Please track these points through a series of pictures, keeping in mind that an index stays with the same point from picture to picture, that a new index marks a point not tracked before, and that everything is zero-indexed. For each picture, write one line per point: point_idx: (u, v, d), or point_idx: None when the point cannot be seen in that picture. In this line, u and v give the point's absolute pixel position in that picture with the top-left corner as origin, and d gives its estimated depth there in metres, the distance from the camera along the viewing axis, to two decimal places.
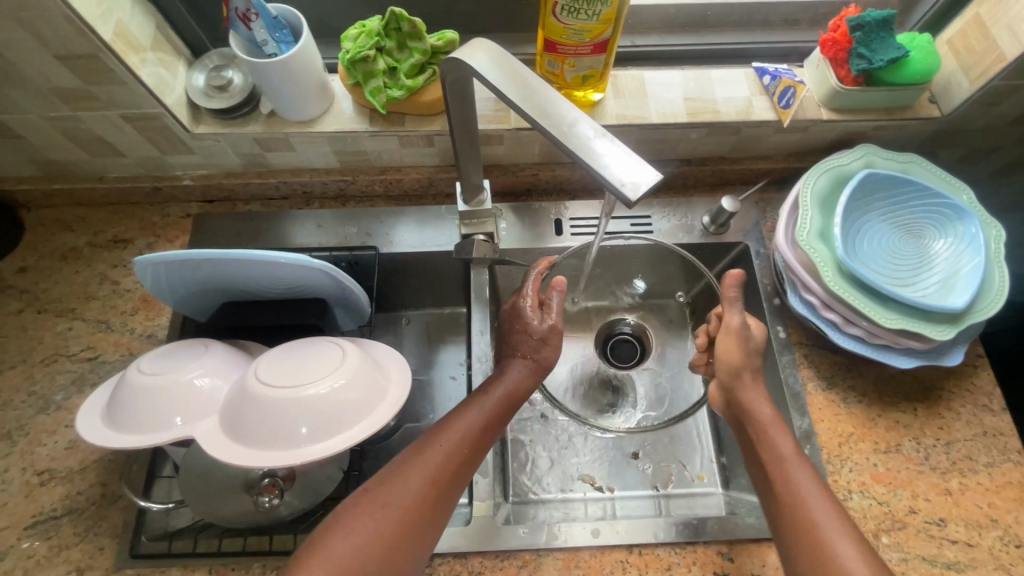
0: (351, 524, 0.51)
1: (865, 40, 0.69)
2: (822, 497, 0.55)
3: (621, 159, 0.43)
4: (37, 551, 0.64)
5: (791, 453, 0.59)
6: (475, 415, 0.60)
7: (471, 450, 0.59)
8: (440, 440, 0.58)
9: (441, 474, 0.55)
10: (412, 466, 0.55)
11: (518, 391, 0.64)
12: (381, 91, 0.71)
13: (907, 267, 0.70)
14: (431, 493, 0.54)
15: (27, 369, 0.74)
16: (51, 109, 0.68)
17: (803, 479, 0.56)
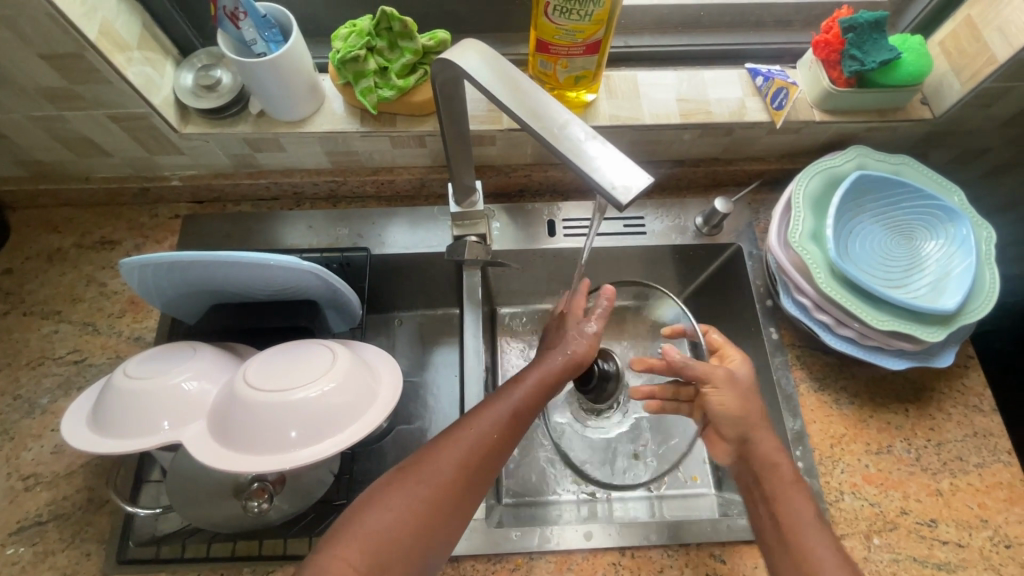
0: (387, 499, 0.50)
1: (858, 42, 0.68)
2: (819, 525, 0.57)
3: (613, 161, 0.42)
4: (22, 557, 0.63)
5: (792, 482, 0.60)
6: (513, 397, 0.58)
7: (511, 434, 0.57)
8: (478, 420, 0.56)
9: (478, 457, 0.54)
10: (449, 446, 0.54)
11: (558, 376, 0.61)
12: (372, 92, 0.70)
13: (908, 265, 0.70)
14: (466, 476, 0.53)
15: (12, 372, 0.73)
16: (36, 109, 0.67)
17: (803, 508, 0.58)
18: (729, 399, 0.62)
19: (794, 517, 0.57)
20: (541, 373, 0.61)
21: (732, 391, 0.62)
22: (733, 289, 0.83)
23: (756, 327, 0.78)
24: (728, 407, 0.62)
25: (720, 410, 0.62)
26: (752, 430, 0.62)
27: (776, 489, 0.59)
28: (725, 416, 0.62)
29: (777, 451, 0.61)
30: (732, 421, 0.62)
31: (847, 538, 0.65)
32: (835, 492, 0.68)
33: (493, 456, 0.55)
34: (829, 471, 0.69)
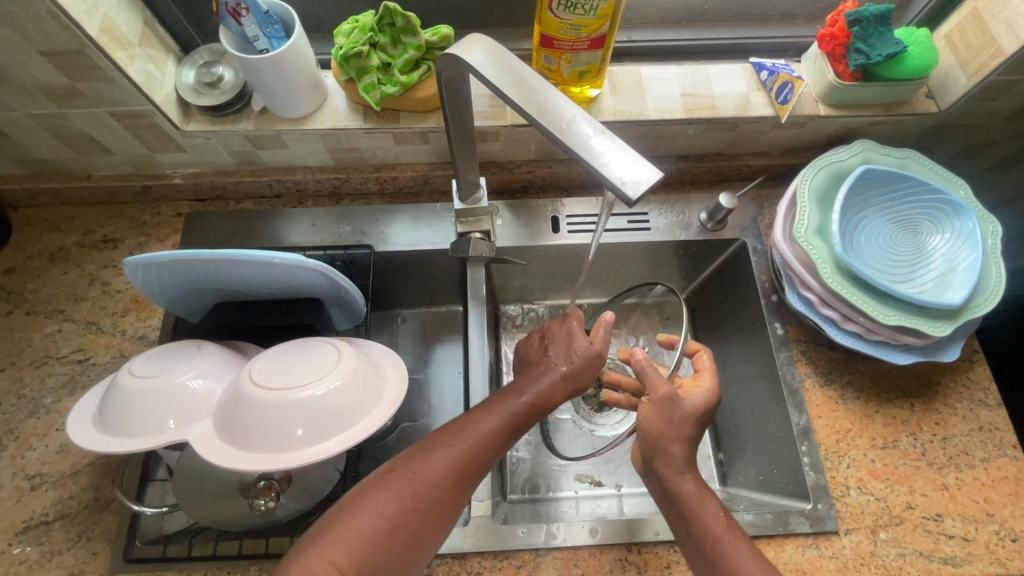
0: (372, 504, 0.51)
1: (863, 35, 0.68)
2: (733, 535, 0.56)
3: (620, 157, 0.42)
4: (29, 557, 0.63)
5: (698, 495, 0.59)
6: (506, 407, 0.58)
7: (500, 441, 0.57)
8: (469, 427, 0.56)
9: (468, 464, 0.55)
10: (438, 451, 0.55)
11: (549, 397, 0.59)
12: (375, 88, 0.70)
13: (900, 260, 0.70)
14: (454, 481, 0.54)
15: (15, 372, 0.73)
16: (36, 107, 0.66)
17: (716, 521, 0.57)
18: (652, 418, 0.61)
19: (706, 530, 0.56)
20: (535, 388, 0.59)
21: (662, 408, 0.62)
22: (737, 284, 0.83)
23: (761, 322, 0.78)
24: (648, 425, 0.62)
25: (641, 423, 0.62)
26: (663, 449, 0.61)
27: (688, 500, 0.58)
28: (645, 431, 0.62)
29: (679, 470, 0.60)
30: (649, 437, 0.61)
31: (852, 533, 0.65)
32: (840, 487, 0.68)
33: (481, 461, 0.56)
34: (835, 466, 0.69)
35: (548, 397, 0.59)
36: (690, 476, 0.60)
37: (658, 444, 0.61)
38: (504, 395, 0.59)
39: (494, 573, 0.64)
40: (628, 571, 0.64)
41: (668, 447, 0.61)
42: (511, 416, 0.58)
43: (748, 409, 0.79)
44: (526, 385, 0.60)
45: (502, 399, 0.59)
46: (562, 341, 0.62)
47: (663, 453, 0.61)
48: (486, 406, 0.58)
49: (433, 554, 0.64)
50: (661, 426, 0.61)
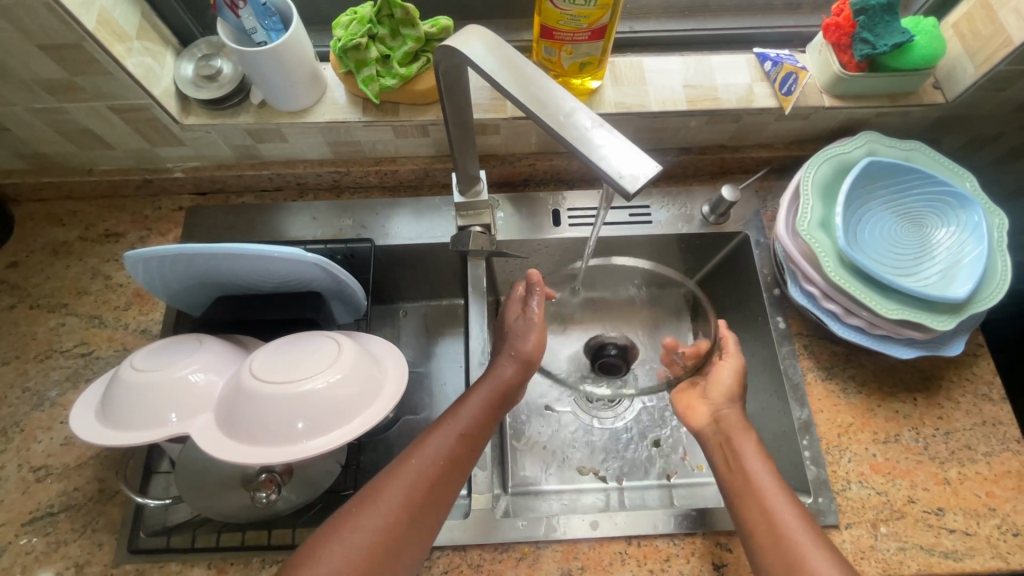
0: (329, 550, 0.50)
1: (869, 24, 0.67)
2: (776, 485, 0.58)
3: (620, 150, 0.42)
4: (35, 547, 0.64)
5: (755, 445, 0.62)
6: (460, 421, 0.60)
7: (459, 463, 0.58)
8: (429, 448, 0.57)
9: (427, 490, 0.55)
10: (401, 477, 0.54)
11: (510, 391, 0.64)
12: (374, 81, 0.69)
13: (895, 262, 0.69)
14: (420, 503, 0.54)
15: (20, 365, 0.74)
16: (36, 101, 0.66)
17: (764, 474, 0.59)
18: (727, 374, 0.68)
19: (753, 480, 0.58)
20: (484, 394, 0.62)
21: (734, 369, 0.69)
22: (739, 278, 0.83)
23: (763, 317, 0.77)
24: (723, 380, 0.68)
25: (715, 379, 0.69)
26: (731, 405, 0.66)
27: (737, 446, 0.62)
28: (716, 386, 0.68)
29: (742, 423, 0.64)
30: (722, 390, 0.67)
31: (853, 526, 0.65)
32: (841, 481, 0.67)
33: (447, 482, 0.56)
34: (836, 460, 0.69)
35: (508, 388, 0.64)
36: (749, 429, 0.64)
37: (727, 403, 0.66)
38: (454, 410, 0.61)
39: (495, 565, 0.64)
40: (628, 563, 0.64)
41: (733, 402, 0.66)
42: (465, 432, 0.59)
43: (750, 402, 0.79)
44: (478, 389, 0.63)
45: (458, 417, 0.60)
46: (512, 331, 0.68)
47: (730, 409, 0.65)
48: (438, 426, 0.59)
49: (434, 546, 0.64)
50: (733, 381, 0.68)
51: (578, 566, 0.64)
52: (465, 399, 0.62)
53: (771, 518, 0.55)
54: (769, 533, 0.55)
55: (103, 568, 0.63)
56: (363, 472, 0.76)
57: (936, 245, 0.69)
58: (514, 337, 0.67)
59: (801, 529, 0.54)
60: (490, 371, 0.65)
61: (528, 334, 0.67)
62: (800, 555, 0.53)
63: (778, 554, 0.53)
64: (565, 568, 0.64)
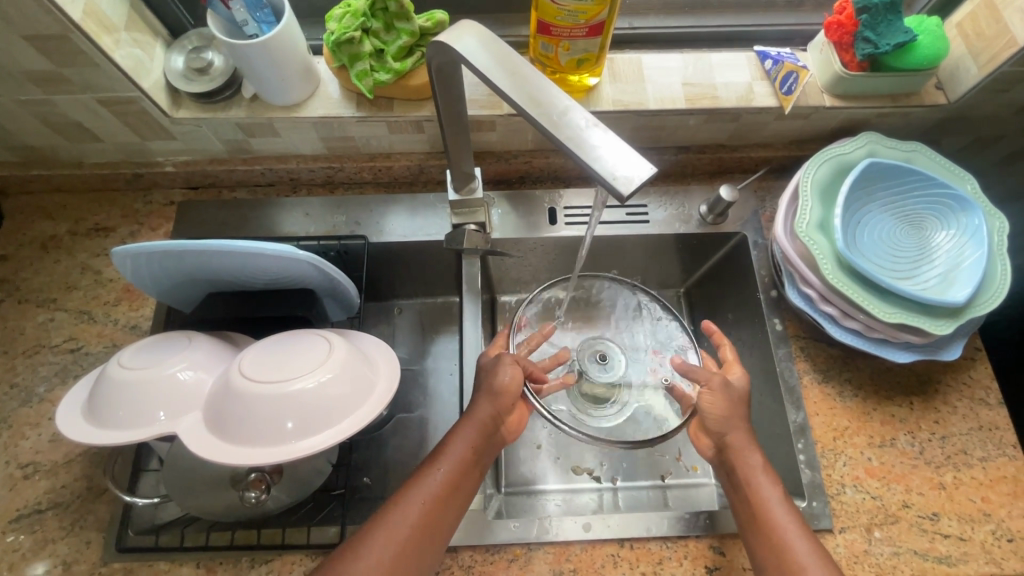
0: None
1: (871, 23, 0.66)
2: (790, 518, 0.57)
3: (614, 151, 0.41)
4: (23, 545, 0.63)
5: (764, 471, 0.61)
6: (450, 457, 0.59)
7: (452, 500, 0.57)
8: (416, 491, 0.56)
9: (420, 531, 0.54)
10: (390, 519, 0.54)
11: (494, 426, 0.62)
12: (367, 75, 0.68)
13: (895, 268, 0.68)
14: (413, 543, 0.54)
15: (8, 360, 0.73)
16: (23, 92, 0.65)
17: (777, 506, 0.58)
18: (717, 402, 0.64)
19: (767, 515, 0.58)
20: (470, 435, 0.61)
21: (722, 393, 0.64)
22: (737, 277, 0.82)
23: (760, 318, 0.77)
24: (714, 409, 0.64)
25: (708, 409, 0.64)
26: (733, 430, 0.63)
27: (748, 479, 0.60)
28: (712, 415, 0.64)
29: (748, 444, 0.62)
30: (716, 419, 0.64)
31: (847, 531, 0.65)
32: (836, 485, 0.67)
33: (438, 523, 0.56)
34: (831, 463, 0.68)
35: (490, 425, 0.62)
36: (756, 451, 0.62)
37: (728, 428, 0.63)
38: (440, 451, 0.60)
39: (486, 566, 0.64)
40: (620, 566, 0.64)
41: (736, 425, 0.63)
42: (457, 469, 0.59)
43: None
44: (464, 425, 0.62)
45: (447, 453, 0.60)
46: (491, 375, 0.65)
47: (733, 435, 0.63)
48: (425, 466, 0.59)
49: None
50: (725, 406, 0.64)
51: (570, 568, 0.64)
52: (449, 441, 0.61)
53: (784, 552, 0.55)
54: (780, 567, 0.55)
55: (91, 567, 0.63)
56: (355, 471, 0.75)
57: (935, 249, 0.68)
58: (485, 375, 0.66)
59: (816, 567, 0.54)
60: (468, 412, 0.63)
61: (498, 370, 0.65)
62: None
63: None
64: (556, 570, 0.64)
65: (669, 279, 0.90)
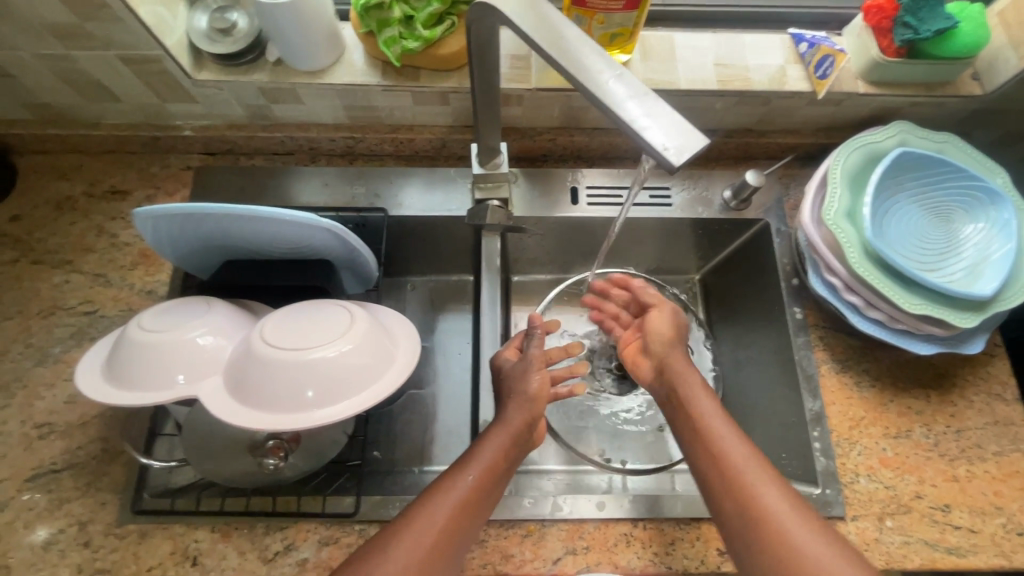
0: None
1: (913, 8, 0.64)
2: (729, 428, 0.57)
3: (663, 121, 0.40)
4: (38, 503, 0.64)
5: (700, 387, 0.61)
6: (481, 462, 0.57)
7: (479, 507, 0.55)
8: (445, 494, 0.54)
9: (447, 536, 0.52)
10: (418, 523, 0.52)
11: (522, 434, 0.60)
12: (395, 42, 0.66)
13: (923, 260, 0.68)
14: (440, 550, 0.51)
15: (23, 321, 0.72)
16: (43, 46, 0.63)
17: (712, 416, 0.58)
18: (664, 322, 0.69)
19: (705, 424, 0.57)
20: (499, 442, 0.59)
21: (671, 318, 0.69)
22: (755, 265, 0.82)
23: (779, 306, 0.76)
24: (660, 326, 0.68)
25: (653, 327, 0.69)
26: (672, 353, 0.66)
27: (688, 395, 0.60)
28: (658, 334, 0.68)
29: (687, 363, 0.64)
30: (662, 341, 0.67)
31: (859, 519, 0.65)
32: (850, 473, 0.67)
33: (464, 529, 0.54)
34: (845, 452, 0.68)
35: (520, 438, 0.60)
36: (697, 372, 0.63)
37: (669, 349, 0.66)
38: (470, 456, 0.58)
39: (499, 541, 0.64)
40: (633, 545, 0.64)
41: (675, 346, 0.67)
42: (487, 475, 0.56)
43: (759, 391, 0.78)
44: (494, 429, 0.60)
45: (477, 458, 0.57)
46: (514, 379, 0.64)
47: (671, 356, 0.65)
48: (455, 470, 0.57)
49: None
50: (670, 328, 0.68)
51: (582, 546, 0.64)
52: (478, 445, 0.59)
53: (722, 458, 0.54)
54: (717, 472, 0.54)
55: (106, 527, 0.63)
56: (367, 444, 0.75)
57: (962, 243, 0.67)
58: (512, 382, 0.64)
59: (753, 471, 0.53)
60: (499, 419, 0.62)
61: (527, 376, 0.64)
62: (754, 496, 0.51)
63: (731, 502, 0.52)
64: (569, 547, 0.64)
65: (686, 265, 0.90)
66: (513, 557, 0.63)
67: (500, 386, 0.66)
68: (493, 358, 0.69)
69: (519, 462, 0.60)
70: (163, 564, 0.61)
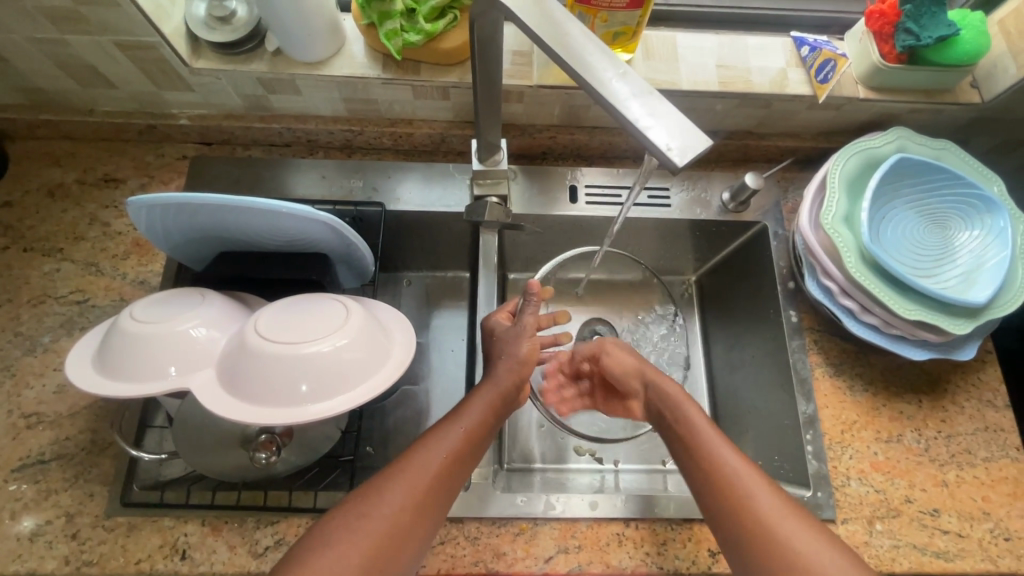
0: (335, 538, 0.48)
1: (915, 14, 0.65)
2: (712, 429, 0.58)
3: (666, 120, 0.39)
4: (25, 494, 0.63)
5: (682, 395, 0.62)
6: (471, 415, 0.58)
7: (468, 455, 0.56)
8: (436, 442, 0.55)
9: (438, 482, 0.53)
10: (410, 467, 0.53)
11: (512, 389, 0.61)
12: (397, 35, 0.65)
13: (916, 261, 0.68)
14: (432, 494, 0.52)
15: (12, 309, 0.71)
16: (38, 30, 0.62)
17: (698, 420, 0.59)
18: (624, 357, 0.68)
19: (692, 425, 0.59)
20: (487, 397, 0.60)
21: (622, 350, 0.68)
22: (752, 269, 0.82)
23: (775, 309, 0.77)
24: (624, 364, 0.67)
25: (619, 370, 0.67)
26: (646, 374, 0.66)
27: (672, 402, 0.62)
28: (625, 372, 0.67)
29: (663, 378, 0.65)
30: (631, 375, 0.66)
31: (849, 522, 0.65)
32: (841, 477, 0.68)
33: (454, 477, 0.54)
34: (837, 456, 0.69)
35: (508, 394, 0.61)
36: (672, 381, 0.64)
37: (642, 371, 0.66)
38: (460, 409, 0.59)
39: (491, 538, 0.64)
40: (624, 545, 0.64)
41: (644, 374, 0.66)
42: (477, 427, 0.58)
43: (752, 394, 0.78)
44: (486, 384, 0.61)
45: (467, 411, 0.58)
46: (504, 340, 0.64)
47: (648, 377, 0.65)
48: (446, 422, 0.58)
49: None
50: (634, 360, 0.67)
51: (574, 545, 0.64)
52: (468, 400, 0.60)
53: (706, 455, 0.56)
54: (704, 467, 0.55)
55: (94, 519, 0.62)
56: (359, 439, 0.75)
57: (957, 249, 0.68)
58: (503, 345, 0.64)
59: (741, 467, 0.54)
60: (488, 377, 0.62)
61: (519, 340, 0.63)
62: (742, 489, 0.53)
63: (719, 495, 0.53)
64: (562, 546, 0.64)
65: (682, 267, 0.90)
66: (504, 555, 0.63)
67: (489, 348, 0.66)
68: (485, 321, 0.69)
69: (506, 417, 0.61)
70: (152, 557, 0.61)
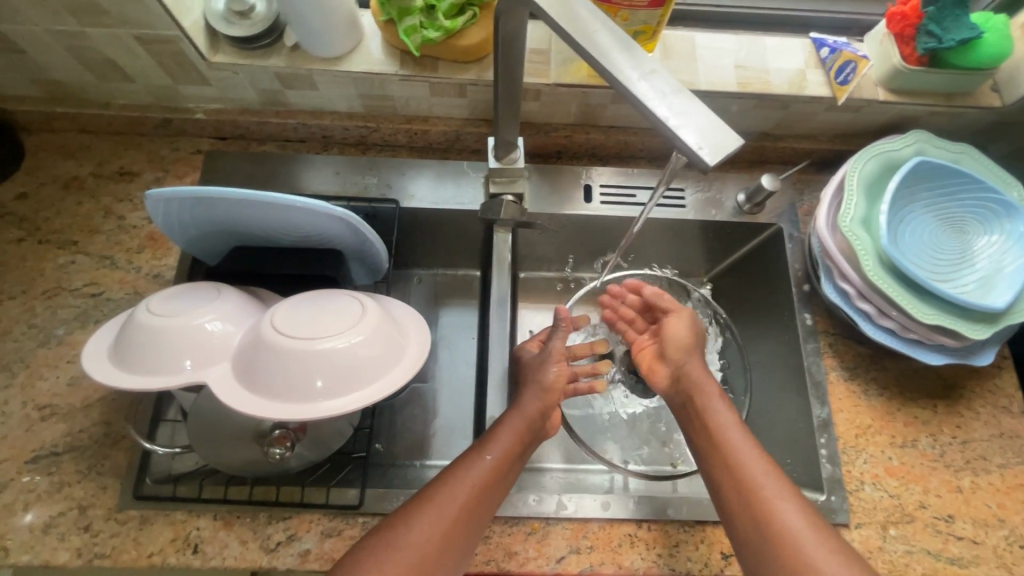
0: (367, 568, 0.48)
1: (938, 16, 0.64)
2: (742, 433, 0.58)
3: (696, 118, 0.39)
4: (39, 485, 0.63)
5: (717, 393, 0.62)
6: (499, 445, 0.58)
7: (497, 485, 0.56)
8: (465, 472, 0.55)
9: (467, 513, 0.53)
10: (440, 497, 0.53)
11: (536, 418, 0.62)
12: (416, 32, 0.65)
13: (934, 264, 0.68)
14: (462, 525, 0.52)
15: (27, 301, 0.71)
16: (58, 23, 0.62)
17: (728, 422, 0.59)
18: (682, 327, 0.69)
19: (718, 430, 0.58)
20: (514, 427, 0.60)
21: (688, 323, 0.70)
22: (766, 271, 0.81)
23: (790, 310, 0.76)
24: (678, 333, 0.69)
25: (672, 335, 0.69)
26: (689, 360, 0.67)
27: (705, 401, 0.61)
28: (676, 342, 0.68)
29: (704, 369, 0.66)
30: (677, 346, 0.68)
31: (863, 527, 0.65)
32: (855, 481, 0.67)
33: (482, 508, 0.54)
34: (851, 460, 0.68)
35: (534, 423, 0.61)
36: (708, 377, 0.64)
37: (687, 356, 0.67)
38: (488, 437, 0.59)
39: (503, 537, 0.64)
40: (637, 546, 0.64)
41: (693, 354, 0.67)
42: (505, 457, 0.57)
43: (765, 397, 0.78)
44: (512, 412, 0.62)
45: (494, 440, 0.58)
46: (533, 370, 0.66)
47: (691, 363, 0.66)
48: (474, 450, 0.57)
49: None
50: (688, 334, 0.69)
51: (586, 545, 0.64)
52: (495, 428, 0.60)
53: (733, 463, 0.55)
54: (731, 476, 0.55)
55: (107, 512, 0.62)
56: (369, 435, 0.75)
57: (976, 254, 0.67)
58: (531, 371, 0.66)
59: (768, 481, 0.53)
60: (514, 404, 0.63)
61: (545, 366, 0.66)
62: (765, 499, 0.52)
63: (744, 506, 0.53)
64: (573, 546, 0.64)
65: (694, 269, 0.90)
66: (516, 554, 0.63)
67: (518, 374, 0.68)
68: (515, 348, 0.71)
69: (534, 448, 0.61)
70: (163, 551, 0.61)
